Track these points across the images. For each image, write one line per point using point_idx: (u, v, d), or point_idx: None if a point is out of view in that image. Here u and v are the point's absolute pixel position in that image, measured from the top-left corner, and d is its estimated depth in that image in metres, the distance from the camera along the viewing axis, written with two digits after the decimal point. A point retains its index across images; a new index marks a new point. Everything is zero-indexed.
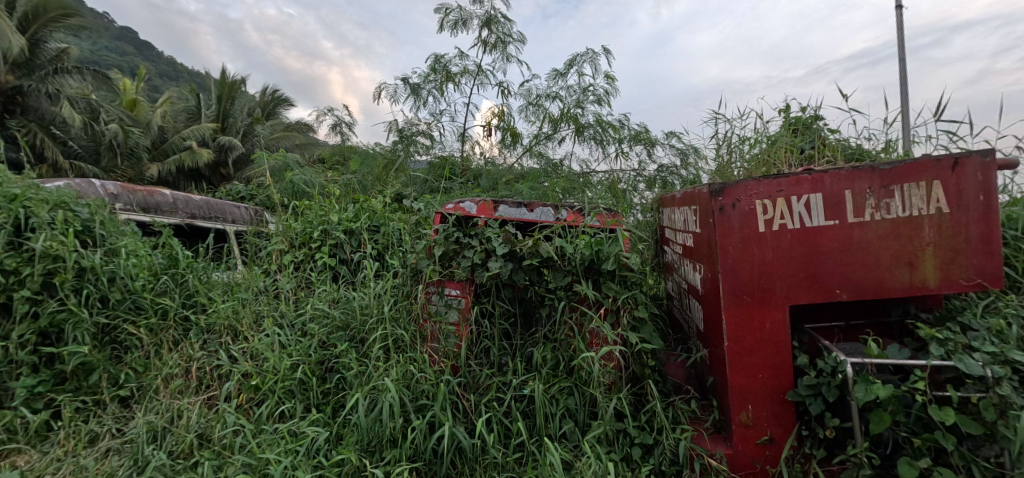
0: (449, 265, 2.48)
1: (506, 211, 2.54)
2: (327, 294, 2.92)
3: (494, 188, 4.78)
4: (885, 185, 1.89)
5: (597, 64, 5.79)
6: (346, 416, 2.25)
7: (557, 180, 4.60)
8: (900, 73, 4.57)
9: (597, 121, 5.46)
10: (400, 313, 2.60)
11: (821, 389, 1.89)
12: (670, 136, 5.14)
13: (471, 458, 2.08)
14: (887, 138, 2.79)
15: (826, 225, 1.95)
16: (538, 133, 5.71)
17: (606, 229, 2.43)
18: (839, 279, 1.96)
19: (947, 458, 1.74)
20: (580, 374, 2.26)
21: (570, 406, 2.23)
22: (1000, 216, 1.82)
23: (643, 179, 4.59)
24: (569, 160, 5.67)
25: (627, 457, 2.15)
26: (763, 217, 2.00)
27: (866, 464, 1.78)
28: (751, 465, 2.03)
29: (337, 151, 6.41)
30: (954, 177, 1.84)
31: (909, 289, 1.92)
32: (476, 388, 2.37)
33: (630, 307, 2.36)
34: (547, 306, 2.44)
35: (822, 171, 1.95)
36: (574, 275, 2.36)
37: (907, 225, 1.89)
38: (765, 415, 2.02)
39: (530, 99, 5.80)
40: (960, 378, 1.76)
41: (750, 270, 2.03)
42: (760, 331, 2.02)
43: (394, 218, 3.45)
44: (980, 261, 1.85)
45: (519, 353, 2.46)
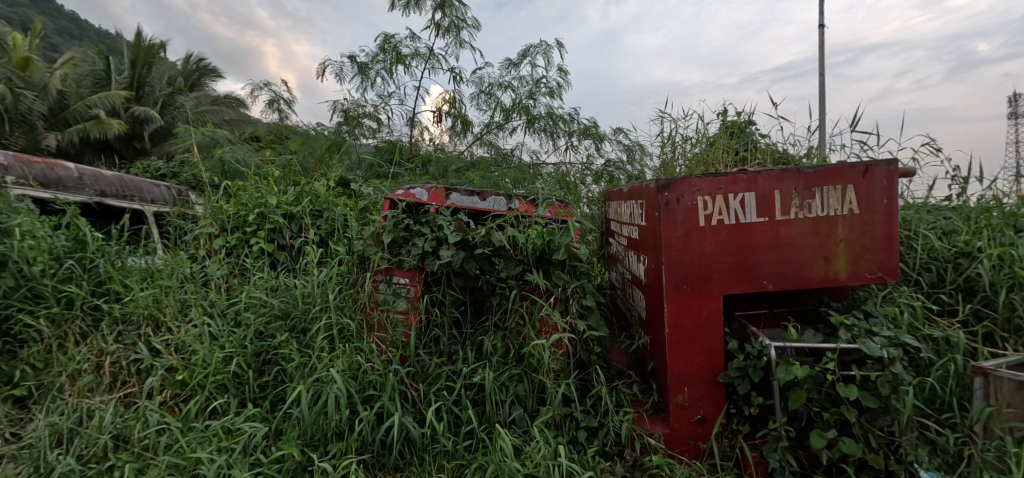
0: (398, 252, 2.43)
1: (457, 199, 2.47)
2: (264, 281, 2.73)
3: (444, 175, 4.69)
4: (808, 186, 2.10)
5: (550, 57, 5.83)
6: (287, 410, 2.14)
7: (508, 170, 4.62)
8: (825, 88, 5.03)
9: (548, 114, 5.54)
10: (345, 302, 2.49)
11: (748, 371, 2.07)
12: (617, 132, 5.31)
13: (421, 447, 2.07)
14: (809, 145, 3.08)
15: (758, 222, 2.13)
16: (489, 122, 5.68)
17: (557, 220, 2.49)
18: (767, 271, 2.15)
19: (850, 429, 1.97)
20: (530, 361, 2.30)
21: (519, 393, 2.26)
22: (899, 218, 2.09)
23: (590, 172, 4.71)
24: (519, 151, 5.69)
25: (573, 439, 2.22)
26: (703, 213, 2.14)
27: (784, 437, 1.98)
28: (685, 442, 2.19)
29: (273, 129, 6.00)
30: (864, 181, 2.08)
31: (825, 280, 2.14)
32: (425, 377, 2.34)
33: (578, 296, 2.43)
34: (498, 294, 2.46)
35: (757, 172, 2.12)
36: (525, 264, 2.39)
37: (825, 223, 2.11)
38: (699, 396, 2.19)
39: (482, 87, 5.74)
40: (862, 359, 2.00)
41: (691, 262, 2.17)
42: (697, 318, 2.18)
43: (339, 202, 3.28)
44: (883, 257, 2.11)
45: (469, 342, 2.45)
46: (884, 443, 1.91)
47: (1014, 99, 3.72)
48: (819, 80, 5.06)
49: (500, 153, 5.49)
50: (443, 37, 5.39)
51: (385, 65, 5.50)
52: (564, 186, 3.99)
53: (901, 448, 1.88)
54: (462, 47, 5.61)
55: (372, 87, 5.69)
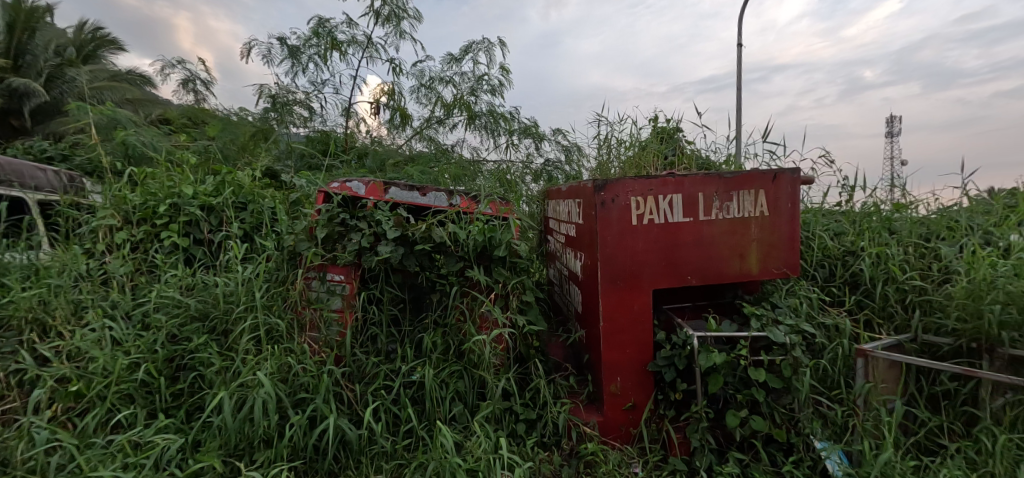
0: (333, 248, 2.32)
1: (396, 194, 2.40)
2: (177, 280, 2.48)
3: (382, 169, 4.53)
4: (727, 190, 2.30)
5: (492, 54, 5.84)
6: (206, 419, 1.95)
7: (449, 166, 4.59)
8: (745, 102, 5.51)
9: (489, 111, 5.55)
10: (273, 301, 2.33)
11: (673, 359, 2.23)
12: (557, 132, 5.45)
13: (357, 450, 1.98)
14: (728, 153, 3.39)
15: (684, 222, 2.30)
16: (429, 116, 5.59)
17: (498, 217, 2.51)
18: (691, 267, 2.33)
19: (759, 408, 2.19)
20: (470, 357, 2.28)
21: (460, 389, 2.24)
22: (801, 220, 2.36)
23: (530, 170, 4.80)
24: (460, 147, 5.65)
25: (513, 432, 2.25)
26: (636, 212, 2.28)
27: (704, 418, 2.16)
28: (617, 428, 2.32)
29: (184, 110, 5.50)
30: (773, 187, 2.33)
31: (740, 275, 2.37)
32: (361, 378, 2.25)
33: (518, 292, 2.48)
34: (438, 291, 2.44)
35: (684, 175, 2.29)
36: (465, 261, 2.39)
37: (741, 224, 2.33)
38: (630, 384, 2.32)
39: (422, 80, 5.61)
40: (769, 345, 2.23)
41: (624, 258, 2.29)
42: (629, 311, 2.31)
43: (267, 194, 3.06)
44: (787, 254, 2.37)
45: (408, 340, 2.40)
46: (785, 418, 2.15)
47: (891, 120, 4.34)
48: (737, 93, 5.53)
49: (439, 149, 5.43)
50: (382, 25, 5.20)
51: (318, 50, 5.21)
52: (506, 184, 4.05)
53: (800, 422, 2.13)
54: (403, 38, 5.45)
55: (303, 73, 5.36)
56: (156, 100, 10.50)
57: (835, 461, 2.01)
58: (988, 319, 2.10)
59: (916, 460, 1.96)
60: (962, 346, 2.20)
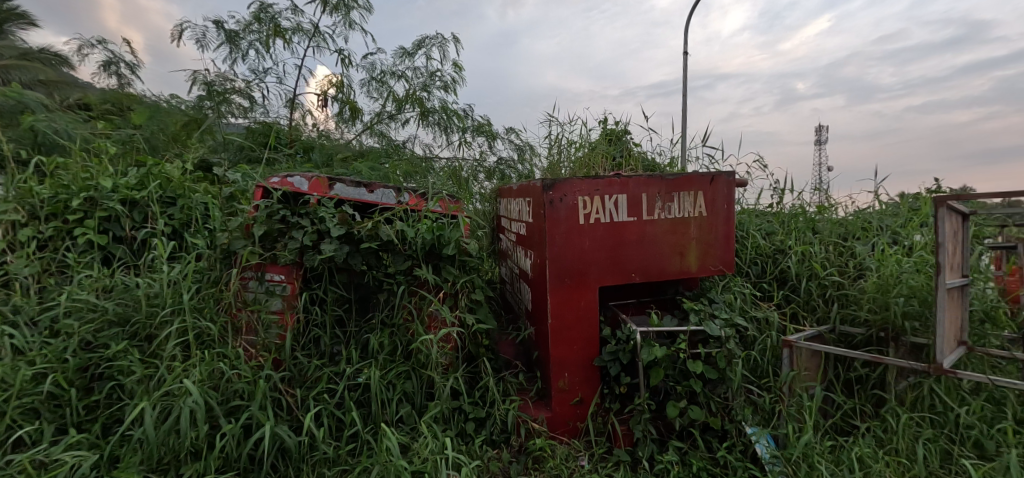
0: (273, 247, 2.21)
1: (342, 190, 2.33)
2: (93, 281, 2.28)
3: (329, 164, 4.37)
4: (668, 191, 2.41)
5: (445, 50, 5.77)
6: (125, 433, 1.79)
7: (400, 162, 4.49)
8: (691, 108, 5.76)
9: (442, 108, 5.48)
10: (205, 303, 2.19)
11: (618, 354, 2.31)
12: (510, 131, 5.46)
13: (297, 457, 1.87)
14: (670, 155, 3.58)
15: (629, 221, 2.38)
16: (379, 111, 5.45)
17: (447, 215, 2.49)
18: (635, 265, 2.41)
19: (697, 399, 2.30)
20: (418, 357, 2.24)
21: (408, 390, 2.19)
22: (735, 220, 2.50)
23: (483, 169, 4.83)
24: (411, 143, 5.55)
25: (462, 432, 2.24)
26: (583, 212, 2.33)
27: (646, 410, 2.25)
28: (565, 423, 2.37)
29: (104, 93, 4.94)
30: (710, 189, 2.46)
31: (680, 273, 2.48)
32: (303, 382, 2.15)
33: (467, 290, 2.47)
34: (385, 291, 2.37)
35: (628, 176, 2.37)
36: (414, 259, 2.35)
37: (681, 223, 2.45)
38: (577, 380, 2.38)
39: (373, 73, 5.46)
40: (706, 338, 2.35)
41: (571, 256, 2.34)
42: (576, 308, 2.36)
43: (199, 188, 2.87)
44: (723, 252, 2.50)
45: (354, 341, 2.32)
46: (720, 407, 2.27)
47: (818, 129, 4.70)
48: (682, 99, 5.79)
49: (391, 144, 5.31)
50: (330, 15, 5.01)
51: (260, 37, 4.94)
52: (458, 183, 4.02)
53: (734, 410, 2.26)
54: (352, 29, 5.27)
55: (243, 60, 5.06)
56: (72, 82, 8.59)
57: (764, 444, 2.13)
58: (894, 310, 2.33)
59: (834, 441, 2.13)
60: (873, 334, 2.43)
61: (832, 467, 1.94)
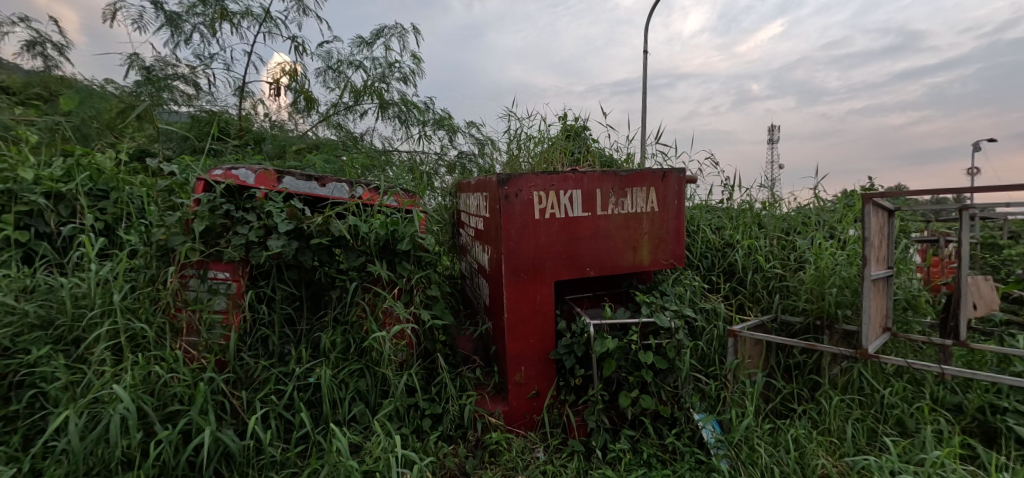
0: (216, 243, 2.11)
1: (292, 184, 2.25)
2: (12, 281, 2.10)
3: (281, 156, 4.20)
4: (621, 187, 2.47)
5: (405, 41, 5.64)
6: (49, 444, 1.67)
7: (357, 155, 4.37)
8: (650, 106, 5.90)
9: (401, 100, 5.37)
10: (140, 303, 2.06)
11: (572, 347, 2.35)
12: (471, 125, 5.42)
13: (242, 462, 1.80)
14: (627, 152, 3.66)
15: (583, 216, 2.43)
16: (336, 102, 5.28)
17: (402, 209, 2.46)
18: (589, 259, 2.46)
19: (648, 388, 2.37)
20: (371, 355, 2.19)
21: (361, 388, 2.14)
22: (685, 215, 2.59)
23: (444, 163, 4.90)
24: (370, 136, 5.42)
25: (418, 428, 2.22)
26: (538, 207, 2.35)
27: (600, 401, 2.30)
28: (522, 416, 2.39)
29: (26, 75, 4.54)
30: (662, 185, 2.54)
31: (633, 267, 2.54)
32: (249, 384, 2.07)
33: (422, 286, 2.44)
34: (338, 287, 2.31)
35: (583, 172, 2.41)
36: (367, 255, 2.29)
37: (634, 218, 2.51)
38: (533, 373, 2.40)
39: (329, 62, 5.27)
40: (657, 330, 2.42)
41: (527, 251, 2.36)
42: (532, 302, 2.38)
43: (135, 180, 2.69)
44: (674, 246, 2.59)
45: (304, 339, 2.24)
46: (670, 396, 2.35)
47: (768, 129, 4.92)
48: (643, 97, 5.91)
49: (348, 137, 5.16)
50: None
51: (205, 21, 4.67)
52: (417, 177, 3.96)
53: (682, 398, 2.35)
54: (306, 15, 5.06)
55: (185, 44, 4.77)
56: None
57: (710, 429, 2.24)
58: (828, 300, 2.50)
59: (773, 424, 2.26)
60: (810, 323, 2.60)
61: (770, 449, 2.05)
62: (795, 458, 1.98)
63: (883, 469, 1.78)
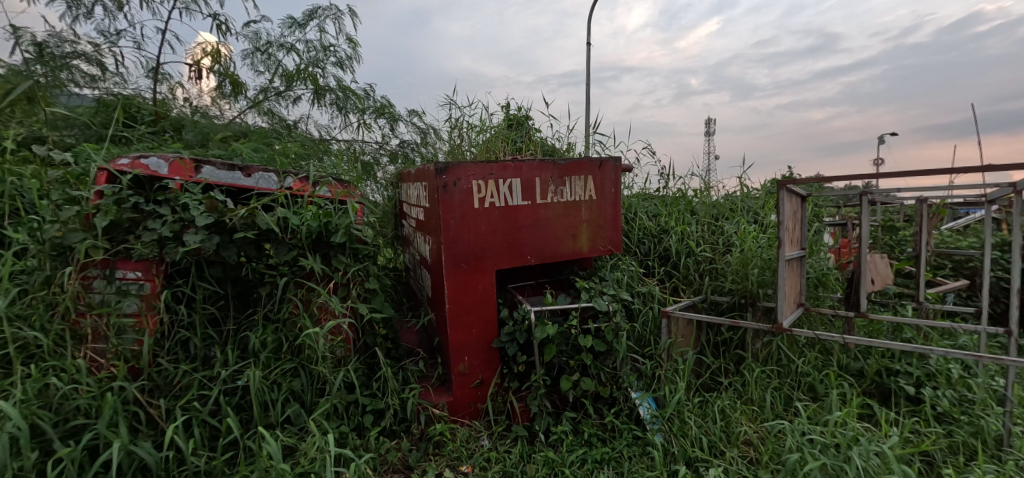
0: (124, 239, 1.92)
1: (211, 174, 2.09)
2: None
3: (204, 145, 3.88)
4: (560, 175, 2.51)
5: (341, 23, 5.37)
6: None
7: (289, 144, 4.13)
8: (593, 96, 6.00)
9: (338, 86, 5.13)
10: (35, 308, 1.84)
11: (514, 335, 2.37)
12: (413, 113, 5.27)
13: (161, 475, 1.67)
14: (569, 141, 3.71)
15: (523, 205, 2.44)
16: (265, 87, 4.95)
17: (336, 201, 2.35)
18: (530, 247, 2.48)
19: (588, 371, 2.44)
20: (305, 353, 2.09)
21: (295, 388, 2.05)
22: (622, 203, 2.67)
23: (386, 152, 4.74)
24: (305, 123, 5.14)
25: (359, 425, 2.16)
26: (477, 196, 2.34)
27: (542, 386, 2.35)
28: (466, 405, 2.40)
29: None
30: (599, 174, 2.60)
31: (573, 254, 2.60)
32: (169, 391, 1.92)
33: (360, 279, 2.35)
34: (268, 284, 2.18)
35: (521, 161, 2.42)
36: (299, 249, 2.18)
37: (573, 207, 2.56)
38: (477, 362, 2.41)
39: (257, 44, 4.93)
40: (596, 314, 2.49)
41: (467, 241, 2.34)
42: (474, 292, 2.38)
43: (27, 172, 2.39)
44: (612, 233, 2.66)
45: (231, 340, 2.10)
46: (609, 377, 2.43)
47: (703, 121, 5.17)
48: (585, 88, 6.00)
49: (281, 124, 4.86)
50: None
51: None
52: (356, 167, 3.81)
53: (621, 378, 2.44)
54: None
55: (86, 18, 4.27)
56: None
57: (646, 406, 2.33)
58: (751, 280, 2.71)
59: (703, 397, 2.40)
60: (736, 301, 2.79)
61: (700, 420, 2.18)
62: (721, 427, 2.13)
63: (796, 432, 1.92)
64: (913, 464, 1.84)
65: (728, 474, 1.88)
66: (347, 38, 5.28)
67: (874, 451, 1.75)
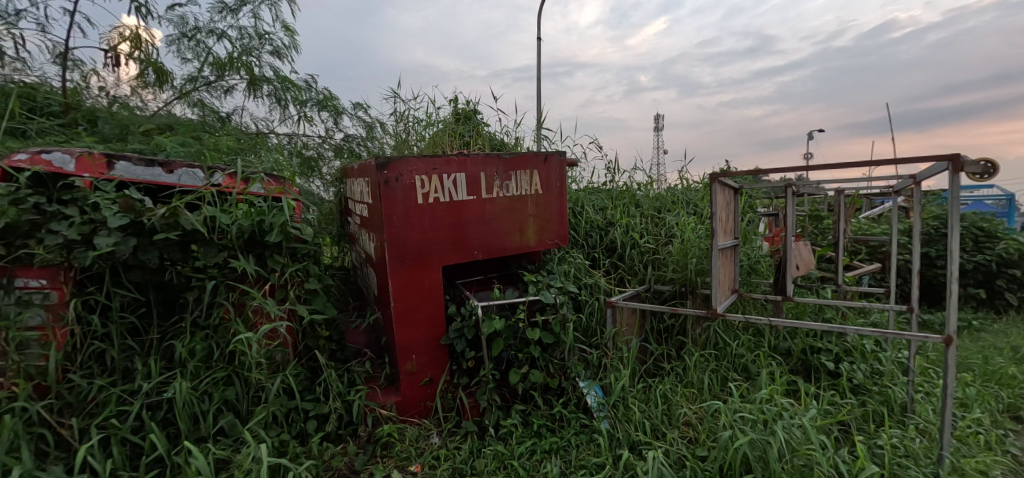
0: (23, 244, 1.73)
1: (126, 170, 1.92)
2: None
3: (123, 137, 3.51)
4: (505, 170, 2.51)
5: (277, 10, 5.08)
6: None
7: (222, 137, 3.87)
8: (543, 91, 6.04)
9: (275, 77, 4.87)
10: None
11: (462, 331, 2.36)
12: (357, 106, 5.09)
13: None
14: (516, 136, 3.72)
15: (469, 200, 2.42)
16: (194, 76, 4.61)
17: (271, 198, 2.23)
18: (477, 243, 2.47)
19: (537, 363, 2.47)
20: (239, 359, 1.98)
21: (229, 397, 1.94)
22: (567, 197, 2.71)
23: (330, 146, 4.55)
24: (240, 116, 4.84)
25: (301, 432, 2.07)
26: (421, 191, 2.30)
27: (491, 381, 2.35)
28: (415, 404, 2.36)
29: None
30: (545, 168, 2.63)
31: (520, 248, 2.61)
32: (82, 408, 1.76)
33: (299, 280, 2.24)
34: (195, 288, 2.03)
35: (465, 156, 2.40)
36: (229, 250, 2.04)
37: (519, 201, 2.57)
38: (425, 360, 2.37)
39: (184, 29, 4.57)
40: (543, 307, 2.52)
41: (412, 237, 2.30)
42: (420, 289, 2.34)
43: None
44: (558, 227, 2.70)
45: (154, 351, 1.96)
46: (557, 368, 2.48)
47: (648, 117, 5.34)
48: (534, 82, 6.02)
49: (213, 116, 4.55)
50: None
51: None
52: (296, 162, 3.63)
53: (569, 369, 2.49)
54: None
55: None
56: None
57: (592, 395, 2.38)
58: (691, 269, 2.88)
59: (647, 382, 2.49)
60: (677, 289, 2.95)
61: (643, 405, 2.27)
62: (662, 411, 2.22)
63: (730, 410, 2.04)
64: (831, 433, 2.01)
65: (669, 455, 1.97)
66: (284, 26, 5.00)
67: (796, 424, 1.89)
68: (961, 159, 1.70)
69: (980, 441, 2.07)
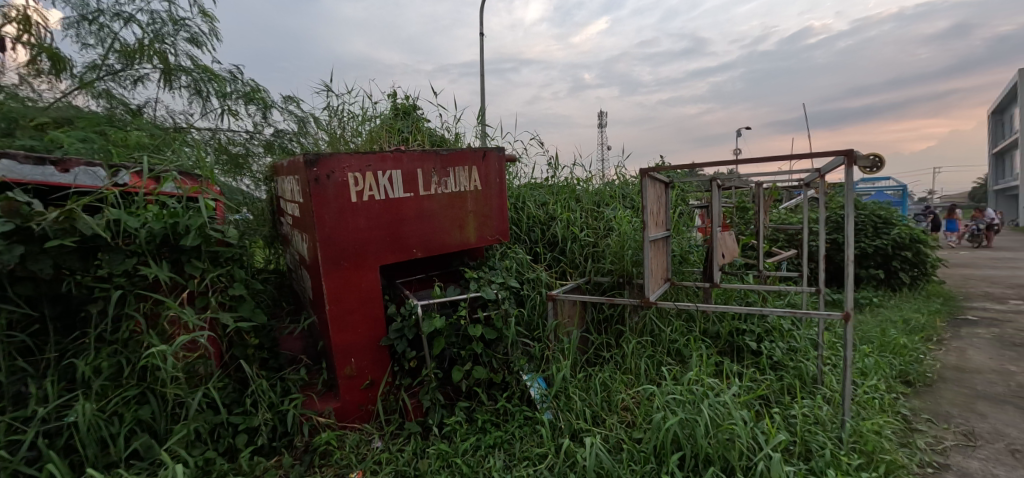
0: None
1: (9, 169, 1.71)
2: None
3: (9, 132, 3.09)
4: (443, 166, 2.48)
5: None
6: None
7: (133, 133, 3.54)
8: (484, 87, 6.01)
9: (194, 67, 4.50)
10: None
11: (402, 331, 2.31)
12: (288, 100, 4.82)
13: None
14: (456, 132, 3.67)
15: (406, 197, 2.37)
16: (97, 64, 4.17)
17: (186, 198, 2.06)
18: (416, 241, 2.42)
19: (480, 359, 2.47)
20: (155, 375, 1.83)
21: (144, 416, 1.78)
22: (506, 193, 2.72)
23: (258, 142, 4.28)
24: (153, 108, 4.44)
25: (229, 448, 1.95)
26: (354, 189, 2.22)
27: (433, 380, 2.33)
28: (355, 409, 2.29)
29: None
30: (483, 164, 2.62)
31: (460, 245, 2.59)
32: None
33: (222, 286, 2.09)
34: (100, 299, 1.85)
35: (401, 152, 2.35)
36: (139, 256, 1.87)
37: (458, 198, 2.55)
38: (365, 363, 2.30)
39: (82, 12, 4.12)
40: (484, 303, 2.52)
41: (346, 237, 2.22)
42: (357, 291, 2.26)
43: None
44: (499, 223, 2.71)
45: (52, 372, 1.76)
46: (500, 363, 2.49)
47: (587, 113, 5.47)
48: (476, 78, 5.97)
49: (122, 109, 4.14)
50: None
51: None
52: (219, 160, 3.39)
53: (512, 363, 2.51)
54: None
55: None
56: None
57: (536, 387, 2.42)
58: (627, 261, 3.02)
59: (588, 371, 2.56)
60: (615, 280, 3.08)
61: (584, 394, 2.33)
62: (602, 398, 2.30)
63: (663, 393, 2.15)
64: (753, 407, 2.17)
65: (608, 440, 2.04)
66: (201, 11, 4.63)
67: (720, 402, 2.02)
68: (854, 154, 1.88)
69: (876, 405, 2.31)
